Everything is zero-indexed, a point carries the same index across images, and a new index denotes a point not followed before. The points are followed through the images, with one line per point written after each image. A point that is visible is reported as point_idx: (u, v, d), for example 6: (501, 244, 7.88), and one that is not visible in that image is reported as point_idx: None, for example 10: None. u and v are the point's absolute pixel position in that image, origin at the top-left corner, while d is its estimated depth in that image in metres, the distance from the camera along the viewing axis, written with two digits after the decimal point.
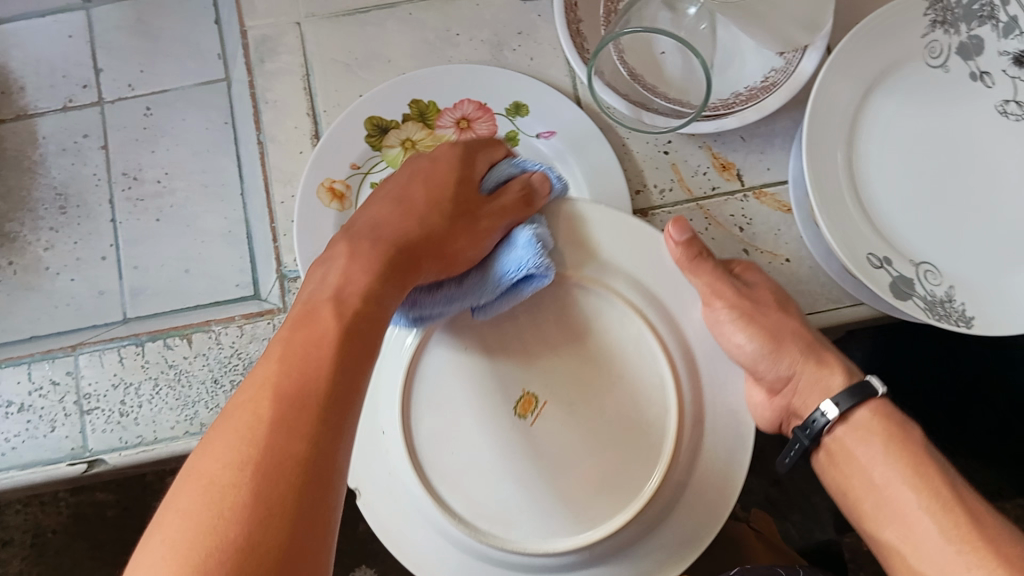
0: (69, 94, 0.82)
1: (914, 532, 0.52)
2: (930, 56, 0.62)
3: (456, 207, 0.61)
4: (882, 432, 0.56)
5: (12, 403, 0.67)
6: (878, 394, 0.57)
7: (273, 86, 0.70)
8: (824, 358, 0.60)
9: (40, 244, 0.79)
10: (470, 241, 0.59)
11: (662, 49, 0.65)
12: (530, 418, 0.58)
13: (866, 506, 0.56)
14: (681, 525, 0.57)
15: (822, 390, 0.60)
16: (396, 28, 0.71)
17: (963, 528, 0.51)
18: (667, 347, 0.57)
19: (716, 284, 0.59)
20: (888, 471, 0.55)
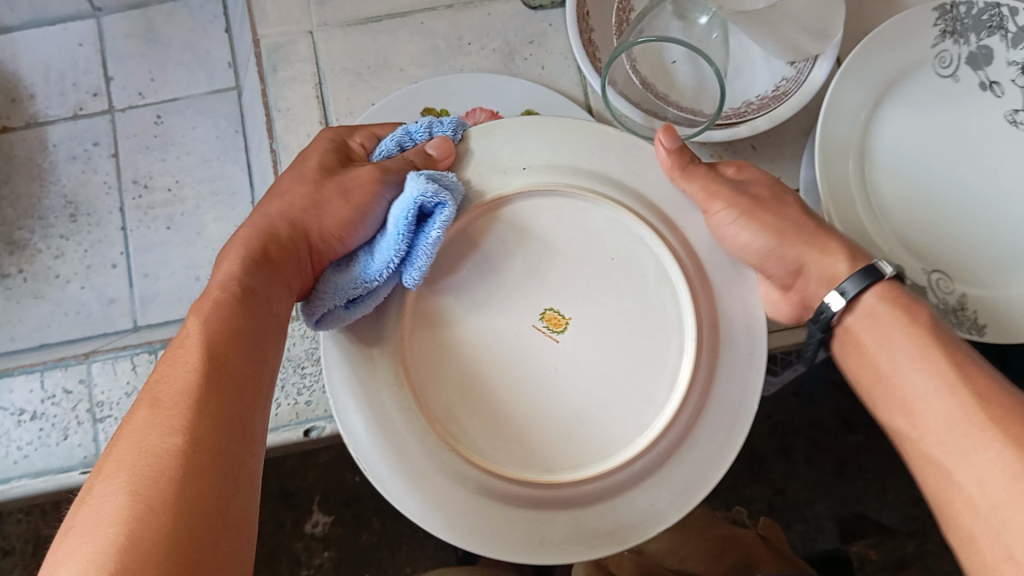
0: (78, 102, 0.82)
1: (921, 416, 0.47)
2: (940, 65, 0.63)
3: (316, 185, 0.52)
4: (890, 316, 0.50)
5: (24, 411, 0.67)
6: (887, 274, 0.51)
7: (286, 94, 0.70)
8: (827, 242, 0.53)
9: (49, 252, 0.80)
10: (354, 201, 0.50)
11: (673, 58, 0.65)
12: (556, 335, 0.51)
13: (877, 393, 0.51)
14: (678, 473, 0.49)
15: (829, 279, 0.52)
16: (408, 37, 0.71)
17: (968, 405, 0.45)
18: (678, 255, 0.51)
19: (710, 185, 0.52)
20: (896, 353, 0.49)
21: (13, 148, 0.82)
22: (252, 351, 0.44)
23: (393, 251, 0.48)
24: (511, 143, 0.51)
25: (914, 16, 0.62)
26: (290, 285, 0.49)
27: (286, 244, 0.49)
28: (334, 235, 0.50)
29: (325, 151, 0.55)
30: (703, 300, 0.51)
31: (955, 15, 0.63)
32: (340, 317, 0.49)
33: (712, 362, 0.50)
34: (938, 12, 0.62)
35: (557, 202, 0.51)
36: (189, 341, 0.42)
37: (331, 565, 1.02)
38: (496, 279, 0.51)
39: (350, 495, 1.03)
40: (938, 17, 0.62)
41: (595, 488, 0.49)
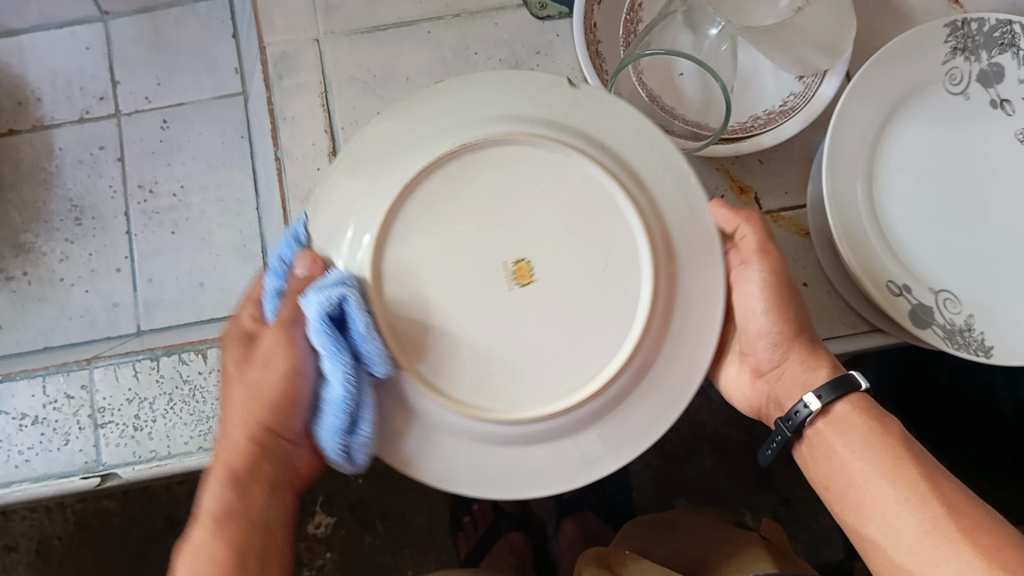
0: (85, 106, 0.82)
1: (892, 526, 0.48)
2: (951, 82, 0.62)
3: (245, 364, 0.51)
4: (861, 425, 0.51)
5: (26, 416, 0.67)
6: (861, 386, 0.51)
7: (292, 104, 0.69)
8: (816, 351, 0.54)
9: (54, 256, 0.80)
10: (276, 365, 0.47)
11: (681, 71, 0.64)
12: (516, 284, 0.47)
13: (844, 499, 0.51)
14: (616, 433, 0.47)
15: (803, 385, 0.53)
16: (415, 47, 0.71)
17: (942, 522, 0.47)
18: (651, 231, 0.47)
19: (760, 241, 0.53)
20: (867, 466, 0.50)
21: (19, 151, 0.82)
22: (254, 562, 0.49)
23: (343, 364, 0.44)
24: (446, 109, 0.47)
25: (925, 33, 0.61)
26: (267, 477, 0.51)
27: (245, 448, 0.50)
28: (281, 418, 0.49)
29: (252, 319, 0.53)
30: (663, 300, 0.47)
31: (967, 32, 0.62)
32: (355, 455, 0.46)
33: (644, 364, 0.47)
34: (949, 30, 0.62)
35: (486, 156, 0.47)
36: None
37: (334, 568, 1.02)
38: (448, 205, 0.47)
39: (353, 498, 1.02)
40: (948, 34, 0.62)
41: (554, 427, 0.46)
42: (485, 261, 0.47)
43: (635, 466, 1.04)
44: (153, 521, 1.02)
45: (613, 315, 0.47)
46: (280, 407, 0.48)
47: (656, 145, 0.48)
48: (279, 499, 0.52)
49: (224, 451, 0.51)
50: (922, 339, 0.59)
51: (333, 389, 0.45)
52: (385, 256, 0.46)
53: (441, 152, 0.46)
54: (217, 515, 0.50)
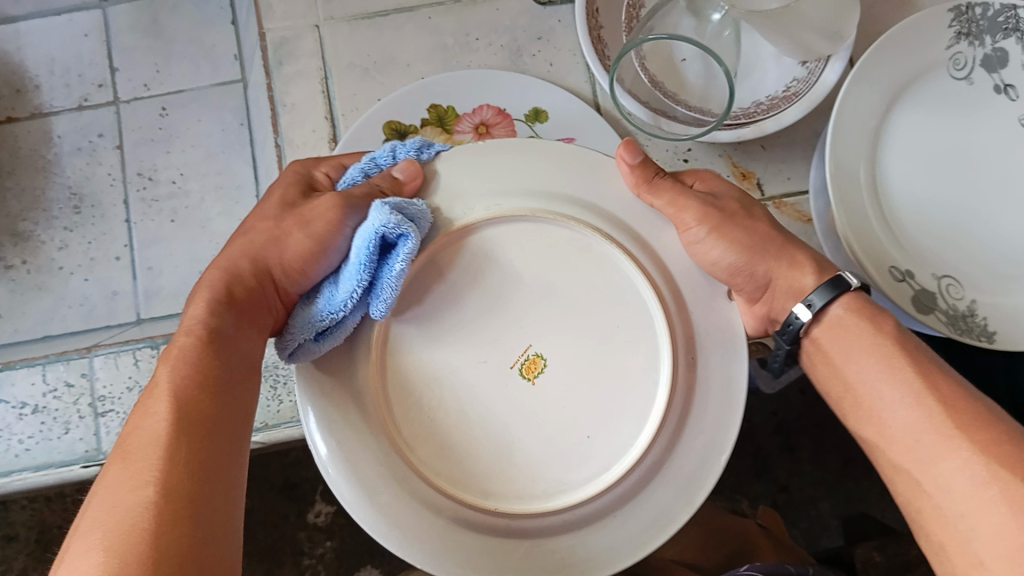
0: (83, 93, 0.82)
1: (889, 428, 0.48)
2: (954, 68, 0.62)
3: (279, 215, 0.49)
4: (856, 329, 0.50)
5: (26, 405, 0.67)
6: (853, 285, 0.50)
7: (291, 90, 0.69)
8: (796, 257, 0.52)
9: (53, 244, 0.80)
10: (313, 230, 0.47)
11: (683, 56, 0.64)
12: (532, 379, 0.48)
13: (847, 404, 0.51)
14: (655, 498, 0.46)
15: (796, 293, 0.52)
16: (414, 32, 0.71)
17: (938, 418, 0.46)
18: (656, 284, 0.48)
19: (677, 200, 0.49)
20: (865, 370, 0.49)
21: (17, 139, 0.82)
22: (232, 396, 0.44)
23: (358, 279, 0.44)
24: (493, 162, 0.48)
25: (930, 18, 0.61)
26: (261, 323, 0.48)
27: (252, 278, 0.47)
28: (297, 271, 0.47)
29: (292, 184, 0.52)
30: (682, 365, 0.48)
31: (971, 17, 0.61)
32: (310, 351, 0.46)
33: (684, 404, 0.47)
34: (953, 15, 0.61)
35: (517, 226, 0.48)
36: (160, 389, 0.42)
37: (334, 556, 1.02)
38: (480, 292, 0.48)
39: None
40: (952, 19, 0.61)
41: (583, 514, 0.46)
42: (507, 337, 0.48)
43: None
44: None
45: (626, 400, 0.48)
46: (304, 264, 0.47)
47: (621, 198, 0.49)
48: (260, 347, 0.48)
49: (222, 272, 0.48)
50: (925, 323, 0.59)
51: (335, 292, 0.46)
52: (396, 319, 0.47)
53: (507, 208, 0.47)
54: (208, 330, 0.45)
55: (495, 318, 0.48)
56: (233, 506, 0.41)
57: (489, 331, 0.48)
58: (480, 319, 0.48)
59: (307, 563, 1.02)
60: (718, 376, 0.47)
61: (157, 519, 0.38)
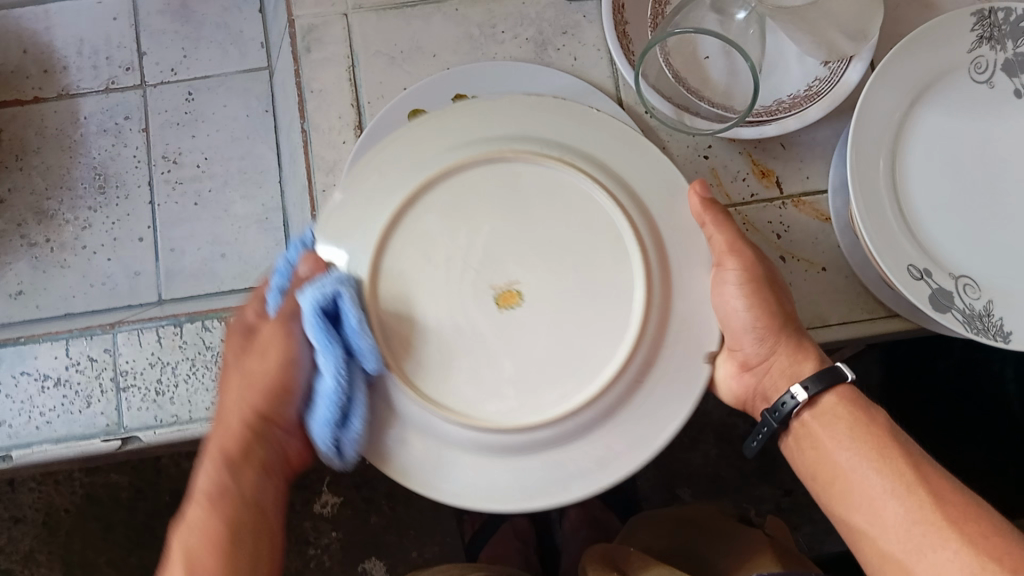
0: (110, 75, 0.83)
1: (879, 515, 0.51)
2: (976, 71, 0.63)
3: (246, 355, 0.55)
4: (847, 418, 0.54)
5: (48, 377, 0.68)
6: (847, 378, 0.55)
7: (319, 76, 0.70)
8: (802, 345, 0.58)
9: (77, 223, 0.80)
10: (269, 356, 0.52)
11: (707, 53, 0.65)
12: (511, 309, 0.50)
13: (832, 490, 0.54)
14: (620, 439, 0.49)
15: (790, 376, 0.57)
16: (441, 23, 0.72)
17: (927, 508, 0.50)
18: (637, 228, 0.50)
19: (733, 244, 0.55)
20: (855, 458, 0.53)
21: (43, 118, 0.83)
22: (234, 537, 0.53)
23: (334, 358, 0.48)
24: (412, 142, 0.52)
25: (953, 21, 0.62)
26: (259, 460, 0.55)
27: (236, 431, 0.54)
28: (271, 401, 0.53)
29: (252, 310, 0.57)
30: (646, 346, 0.49)
31: (993, 21, 0.62)
32: (348, 440, 0.49)
33: (645, 367, 0.49)
34: (975, 18, 0.62)
35: (489, 170, 0.51)
36: (174, 554, 0.53)
37: (339, 546, 1.03)
38: (474, 197, 0.51)
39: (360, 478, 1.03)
40: (974, 23, 0.62)
41: (559, 432, 0.49)
42: (479, 270, 0.50)
43: None
44: (162, 495, 1.04)
45: (597, 352, 0.50)
46: (274, 398, 0.53)
47: (612, 136, 0.53)
48: (269, 480, 0.56)
49: (220, 433, 0.56)
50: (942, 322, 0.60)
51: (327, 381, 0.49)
52: (387, 249, 0.50)
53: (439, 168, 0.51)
54: (212, 495, 0.54)
55: (476, 241, 0.51)
56: None
57: (472, 252, 0.51)
58: (467, 238, 0.51)
59: (312, 553, 1.03)
60: (677, 363, 0.50)
61: None
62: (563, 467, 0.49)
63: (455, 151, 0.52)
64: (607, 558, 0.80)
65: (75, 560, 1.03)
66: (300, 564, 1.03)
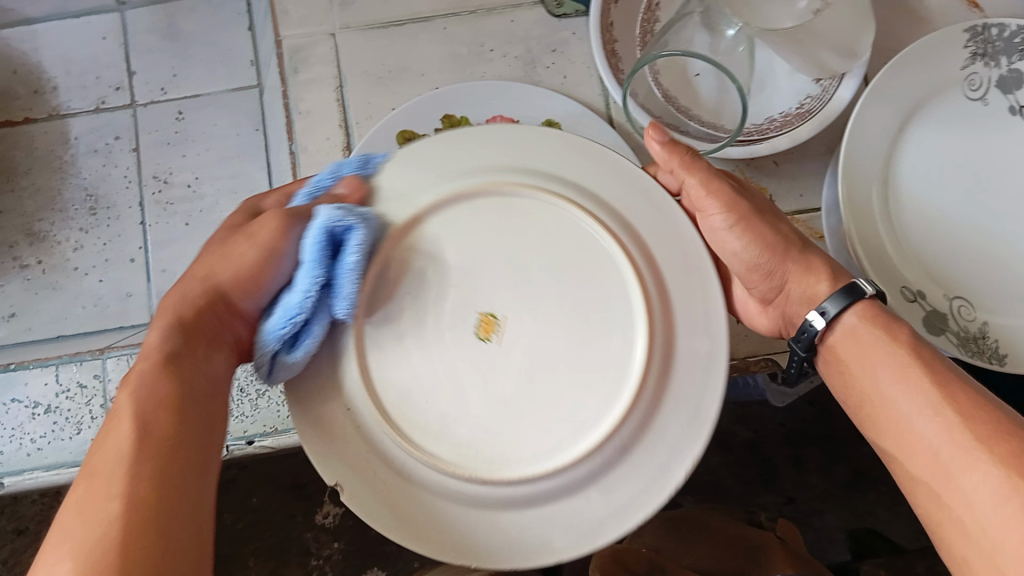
0: (100, 95, 0.82)
1: (909, 441, 0.46)
2: (970, 88, 0.62)
3: (227, 242, 0.49)
4: (872, 334, 0.49)
5: (38, 404, 0.68)
6: (868, 294, 0.50)
7: (306, 96, 0.70)
8: (811, 261, 0.53)
9: (68, 244, 0.80)
10: (259, 237, 0.46)
11: (697, 71, 0.64)
12: (495, 341, 0.42)
13: (861, 413, 0.49)
14: (665, 425, 0.41)
15: (810, 298, 0.52)
16: (428, 42, 0.71)
17: (954, 427, 0.44)
18: (628, 249, 0.43)
19: (710, 183, 0.53)
20: (883, 375, 0.47)
21: (33, 139, 0.82)
22: (201, 418, 0.42)
23: (313, 276, 0.41)
24: (416, 166, 0.45)
25: (944, 38, 0.61)
26: (215, 339, 0.46)
27: (206, 295, 0.46)
28: (246, 284, 0.46)
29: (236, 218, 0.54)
30: (659, 319, 0.42)
31: (986, 37, 0.62)
32: (287, 364, 0.41)
33: (663, 371, 0.42)
34: (969, 35, 0.61)
35: (473, 205, 0.44)
36: (119, 415, 0.40)
37: (341, 557, 1.03)
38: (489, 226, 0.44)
39: None
40: (968, 39, 0.61)
41: (571, 475, 0.40)
42: (482, 286, 0.43)
43: None
44: None
45: (604, 337, 0.42)
46: (251, 279, 0.46)
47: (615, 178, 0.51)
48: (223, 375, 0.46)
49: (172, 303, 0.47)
50: (935, 345, 0.59)
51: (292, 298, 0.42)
52: (413, 236, 0.44)
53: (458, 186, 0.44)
54: (165, 349, 0.43)
55: (489, 260, 0.43)
56: (211, 478, 0.41)
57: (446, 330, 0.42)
58: (487, 241, 0.44)
59: (313, 564, 1.03)
60: (692, 382, 0.41)
61: (124, 526, 0.36)
62: (579, 508, 0.40)
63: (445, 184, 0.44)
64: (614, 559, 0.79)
65: None
66: (301, 574, 1.03)
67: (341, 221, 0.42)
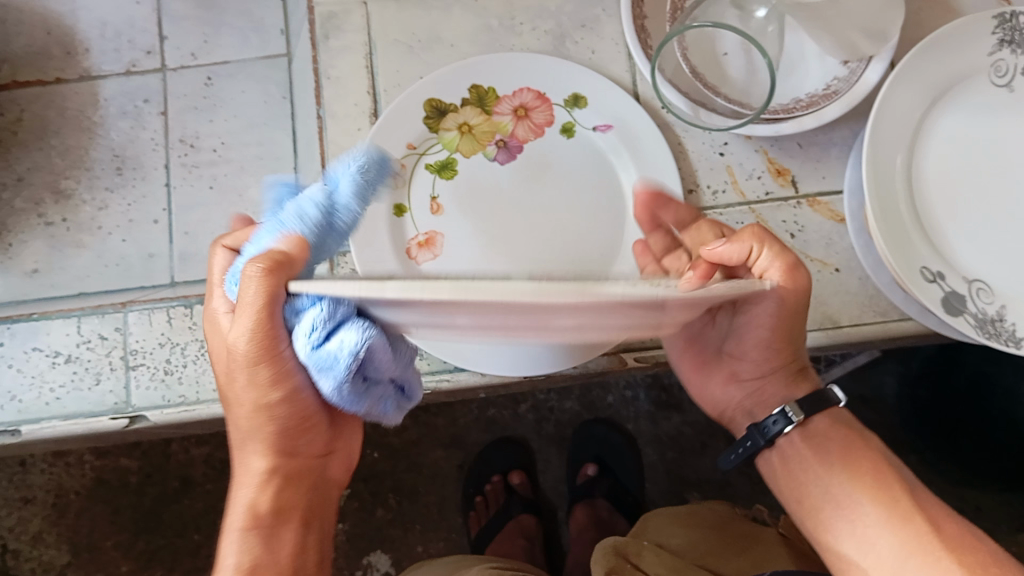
0: (132, 59, 0.84)
1: (870, 546, 0.52)
2: (996, 74, 0.62)
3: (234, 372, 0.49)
4: (841, 442, 0.56)
5: (59, 354, 0.69)
6: (838, 401, 0.57)
7: (336, 62, 0.71)
8: (794, 376, 0.59)
9: (94, 204, 0.81)
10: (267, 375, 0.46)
11: (725, 50, 0.65)
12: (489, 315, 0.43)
13: (822, 514, 0.55)
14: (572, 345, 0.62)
15: (787, 392, 0.58)
16: (460, 14, 0.72)
17: (925, 538, 0.51)
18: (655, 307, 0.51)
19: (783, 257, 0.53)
20: (848, 481, 0.54)
21: (65, 99, 0.84)
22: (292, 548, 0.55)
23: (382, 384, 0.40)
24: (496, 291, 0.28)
25: (973, 23, 0.61)
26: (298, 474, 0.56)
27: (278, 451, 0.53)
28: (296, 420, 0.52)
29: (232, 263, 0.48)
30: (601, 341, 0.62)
31: (1014, 24, 0.62)
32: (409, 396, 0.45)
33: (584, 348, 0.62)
34: (997, 21, 0.62)
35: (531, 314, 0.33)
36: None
37: (344, 539, 1.05)
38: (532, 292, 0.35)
39: (366, 471, 1.07)
40: (996, 25, 0.62)
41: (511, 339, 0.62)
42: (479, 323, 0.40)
43: (649, 455, 1.09)
44: (170, 478, 1.07)
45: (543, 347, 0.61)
46: (297, 426, 0.53)
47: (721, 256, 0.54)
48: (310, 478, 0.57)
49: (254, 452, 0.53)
50: (953, 326, 0.59)
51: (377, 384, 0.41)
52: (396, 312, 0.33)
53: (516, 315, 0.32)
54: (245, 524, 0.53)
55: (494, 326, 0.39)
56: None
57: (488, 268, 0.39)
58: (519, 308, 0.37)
59: None
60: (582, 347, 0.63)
61: None
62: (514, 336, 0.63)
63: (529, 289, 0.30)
64: (620, 554, 0.82)
65: (82, 542, 1.04)
66: None
67: (340, 362, 0.36)
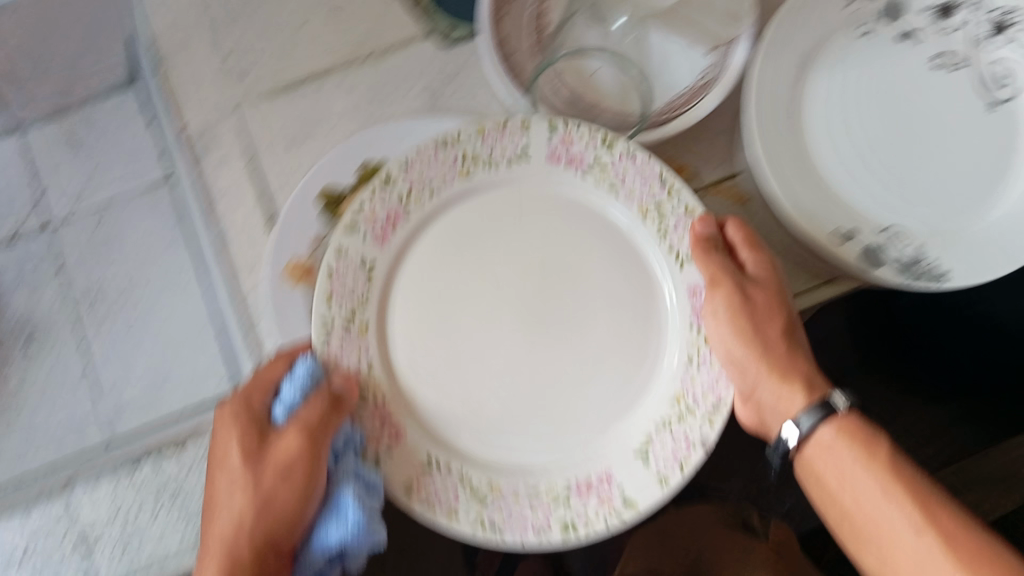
0: (14, 226, 0.85)
1: (893, 555, 0.52)
2: (857, 25, 0.64)
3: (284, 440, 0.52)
4: (849, 448, 0.55)
5: (13, 554, 0.66)
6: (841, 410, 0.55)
7: (220, 177, 0.69)
8: (788, 371, 0.58)
9: (14, 379, 0.81)
10: (295, 475, 0.50)
11: (597, 67, 0.66)
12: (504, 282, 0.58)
13: (843, 528, 0.55)
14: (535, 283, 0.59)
15: (783, 406, 0.57)
16: (330, 96, 0.71)
17: (940, 546, 0.50)
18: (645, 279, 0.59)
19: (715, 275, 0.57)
20: (856, 494, 0.53)
21: None
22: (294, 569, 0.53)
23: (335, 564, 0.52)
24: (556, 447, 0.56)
25: None
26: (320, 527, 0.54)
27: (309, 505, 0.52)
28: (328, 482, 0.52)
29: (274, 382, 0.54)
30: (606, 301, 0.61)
31: None
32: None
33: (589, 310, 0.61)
34: None
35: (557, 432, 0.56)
36: None
37: None
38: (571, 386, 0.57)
39: None
40: None
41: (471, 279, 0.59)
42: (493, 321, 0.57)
43: None
44: None
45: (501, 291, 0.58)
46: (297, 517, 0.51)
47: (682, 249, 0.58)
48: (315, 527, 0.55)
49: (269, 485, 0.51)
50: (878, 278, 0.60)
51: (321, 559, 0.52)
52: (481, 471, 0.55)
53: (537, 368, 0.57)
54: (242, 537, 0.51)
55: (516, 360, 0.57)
56: None
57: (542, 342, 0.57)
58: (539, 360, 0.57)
59: None
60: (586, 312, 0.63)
61: None
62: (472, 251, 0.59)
63: (544, 499, 0.54)
64: None
65: None
66: None
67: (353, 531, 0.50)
